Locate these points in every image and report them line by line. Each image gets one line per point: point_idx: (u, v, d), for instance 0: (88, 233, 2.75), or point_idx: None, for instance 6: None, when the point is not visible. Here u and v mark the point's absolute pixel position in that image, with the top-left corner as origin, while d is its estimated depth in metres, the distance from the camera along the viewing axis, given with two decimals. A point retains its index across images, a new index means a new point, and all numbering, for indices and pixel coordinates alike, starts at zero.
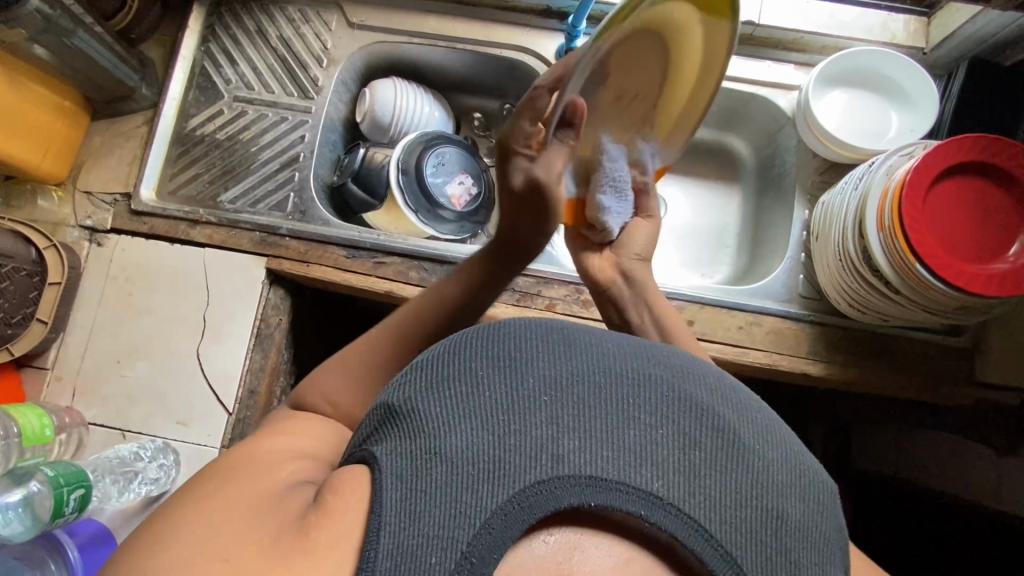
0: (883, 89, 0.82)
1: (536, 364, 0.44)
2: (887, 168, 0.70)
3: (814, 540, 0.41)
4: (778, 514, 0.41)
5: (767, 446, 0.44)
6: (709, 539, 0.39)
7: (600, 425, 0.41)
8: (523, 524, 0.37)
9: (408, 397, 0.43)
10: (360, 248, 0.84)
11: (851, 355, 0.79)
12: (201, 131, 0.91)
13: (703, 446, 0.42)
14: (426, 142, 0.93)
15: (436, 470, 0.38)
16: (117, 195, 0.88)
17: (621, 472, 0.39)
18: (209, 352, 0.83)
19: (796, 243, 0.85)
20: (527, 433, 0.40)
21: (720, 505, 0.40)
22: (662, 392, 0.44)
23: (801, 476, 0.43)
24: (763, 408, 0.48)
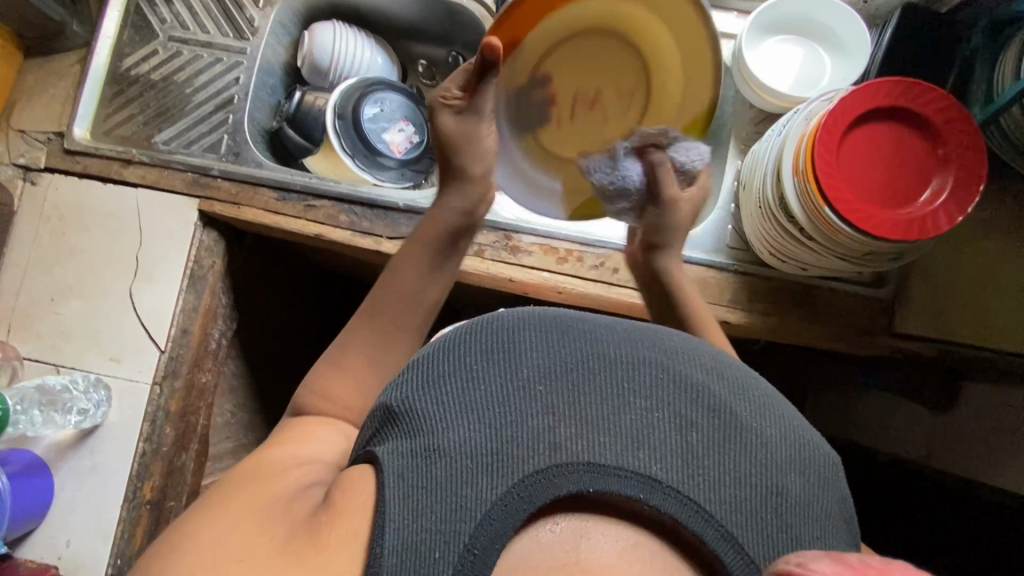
0: (820, 36, 0.81)
1: (529, 355, 0.46)
2: (806, 114, 0.70)
3: (816, 516, 0.43)
4: (779, 491, 0.43)
5: (765, 423, 0.46)
6: (711, 521, 0.40)
7: (596, 412, 0.44)
8: (522, 514, 0.39)
9: (406, 397, 0.46)
10: (290, 190, 0.84)
11: (772, 304, 0.80)
12: (136, 72, 0.90)
13: (701, 428, 0.44)
14: (364, 87, 0.92)
15: (436, 465, 0.41)
16: (50, 133, 0.87)
17: (619, 457, 0.41)
18: (141, 291, 0.84)
19: (728, 194, 0.85)
20: (523, 423, 0.42)
21: (719, 484, 0.42)
22: (657, 376, 0.46)
23: (800, 452, 0.46)
24: (762, 386, 0.50)
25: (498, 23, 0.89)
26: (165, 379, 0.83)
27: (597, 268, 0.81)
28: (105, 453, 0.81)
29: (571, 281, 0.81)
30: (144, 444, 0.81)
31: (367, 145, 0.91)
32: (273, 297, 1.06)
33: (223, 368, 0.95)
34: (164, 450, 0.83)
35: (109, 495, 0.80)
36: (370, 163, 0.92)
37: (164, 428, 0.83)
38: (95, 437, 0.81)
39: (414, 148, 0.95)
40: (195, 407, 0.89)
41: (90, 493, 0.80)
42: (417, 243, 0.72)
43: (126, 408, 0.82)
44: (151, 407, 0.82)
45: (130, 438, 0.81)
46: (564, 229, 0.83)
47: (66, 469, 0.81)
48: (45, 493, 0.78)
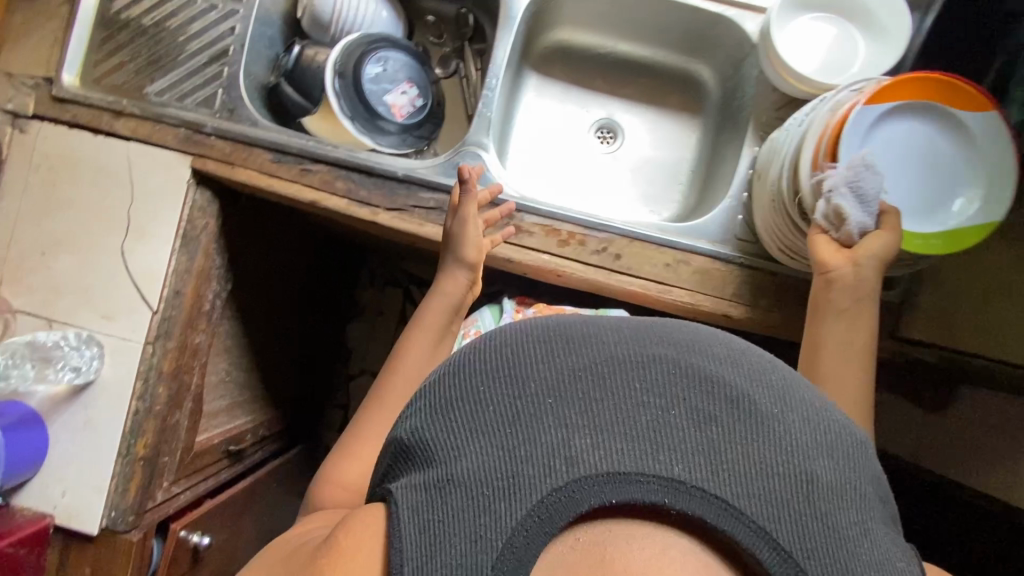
0: (855, 18, 0.76)
1: (536, 366, 0.42)
2: (833, 105, 0.66)
3: (852, 499, 0.39)
4: (808, 476, 0.38)
5: (786, 408, 0.41)
6: (740, 517, 0.37)
7: (611, 418, 0.40)
8: (546, 536, 0.37)
9: (417, 428, 0.44)
10: (287, 153, 0.81)
11: (777, 300, 0.78)
12: (127, 15, 0.85)
13: (720, 422, 0.40)
14: (367, 44, 0.87)
15: (454, 495, 0.39)
16: (39, 78, 0.84)
17: (637, 464, 0.38)
18: (132, 249, 0.82)
19: (739, 183, 0.81)
20: (536, 440, 0.39)
21: (745, 479, 0.38)
22: (669, 371, 0.41)
23: (827, 434, 0.40)
24: (778, 363, 0.45)
25: None
26: (157, 340, 0.82)
27: (600, 253, 0.79)
28: (98, 409, 0.82)
29: (571, 265, 0.79)
30: (136, 403, 0.82)
31: (371, 107, 0.87)
32: (268, 256, 1.05)
33: (216, 329, 0.94)
34: (157, 409, 0.84)
35: (103, 451, 0.81)
36: (371, 127, 0.88)
37: (156, 387, 0.83)
38: (88, 394, 0.81)
39: (417, 113, 0.91)
40: (188, 367, 0.88)
41: (84, 447, 0.82)
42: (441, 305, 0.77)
43: (119, 366, 0.82)
44: (143, 367, 0.82)
45: (122, 395, 0.82)
46: (567, 210, 0.80)
47: (60, 422, 0.81)
48: (40, 444, 0.79)
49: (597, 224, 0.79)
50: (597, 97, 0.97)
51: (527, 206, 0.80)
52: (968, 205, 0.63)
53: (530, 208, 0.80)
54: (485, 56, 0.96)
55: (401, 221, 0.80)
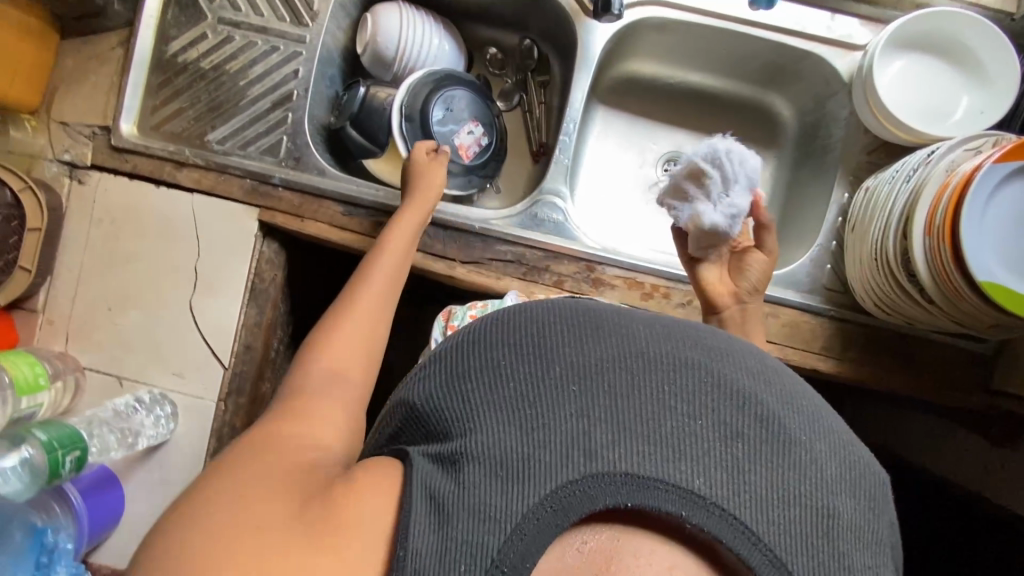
0: (958, 60, 0.72)
1: (565, 353, 0.42)
2: (947, 163, 0.63)
3: (869, 542, 0.38)
4: (829, 511, 0.37)
5: (814, 437, 0.41)
6: (757, 543, 0.36)
7: (635, 417, 0.39)
8: (556, 530, 0.35)
9: (433, 395, 0.43)
10: (359, 206, 0.79)
11: (866, 354, 0.77)
12: (184, 58, 0.81)
13: (746, 438, 0.39)
14: (433, 82, 0.83)
15: (466, 467, 0.37)
16: (95, 127, 0.81)
17: (656, 468, 0.37)
18: (201, 305, 0.80)
19: (827, 231, 0.78)
20: (556, 426, 0.38)
21: (766, 503, 0.37)
22: (699, 377, 0.41)
23: (852, 470, 0.40)
24: (809, 394, 0.45)
25: (591, 20, 0.79)
26: (230, 396, 0.81)
27: (684, 306, 0.77)
28: (172, 467, 0.80)
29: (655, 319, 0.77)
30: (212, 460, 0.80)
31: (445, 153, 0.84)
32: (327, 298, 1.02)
33: (280, 376, 0.92)
34: None
35: None
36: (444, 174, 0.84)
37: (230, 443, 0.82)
38: (162, 453, 0.80)
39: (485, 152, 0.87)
40: None
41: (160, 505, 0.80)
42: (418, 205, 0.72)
43: (192, 423, 0.80)
44: (217, 424, 0.80)
45: (196, 453, 0.80)
46: (649, 262, 0.77)
47: (135, 482, 0.80)
48: (119, 504, 0.78)
49: (681, 277, 0.77)
50: (666, 129, 0.93)
51: (608, 257, 0.77)
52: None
53: (611, 260, 0.77)
54: (549, 88, 0.92)
55: (478, 275, 0.77)
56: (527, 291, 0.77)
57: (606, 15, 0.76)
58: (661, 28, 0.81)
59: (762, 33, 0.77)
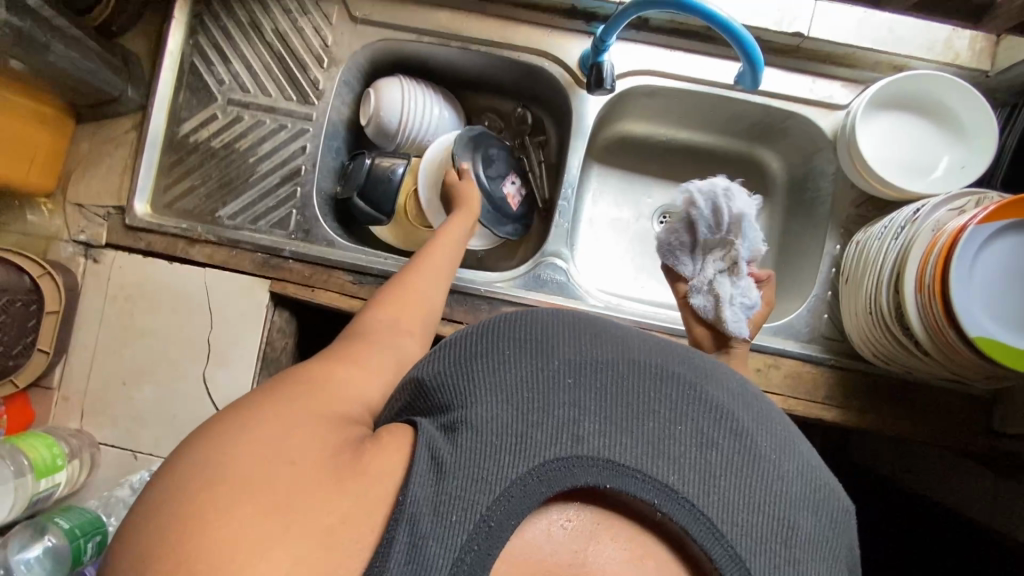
0: (936, 118, 0.76)
1: (564, 353, 0.47)
2: (933, 222, 0.66)
3: (822, 555, 0.43)
4: (790, 524, 0.42)
5: (783, 457, 0.46)
6: (719, 539, 0.40)
7: (621, 413, 0.44)
8: (539, 497, 0.39)
9: (439, 374, 0.47)
10: (367, 274, 0.81)
11: (868, 401, 0.78)
12: (195, 138, 0.84)
13: (720, 447, 0.44)
14: (473, 141, 0.84)
15: (463, 434, 0.41)
16: (110, 208, 0.83)
17: (637, 460, 0.42)
18: (215, 377, 0.82)
19: (822, 281, 0.81)
20: (549, 412, 0.42)
21: (730, 504, 0.42)
22: (683, 389, 0.47)
23: (816, 491, 0.45)
24: (783, 421, 0.50)
25: (584, 90, 0.83)
26: None
27: None
28: None
29: None
30: None
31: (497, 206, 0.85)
32: None
33: None
34: None
35: None
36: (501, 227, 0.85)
37: None
38: None
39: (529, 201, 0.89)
40: None
41: None
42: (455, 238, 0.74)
43: None
44: None
45: None
46: (651, 319, 0.80)
47: None
48: None
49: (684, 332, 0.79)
50: (660, 183, 0.96)
51: (612, 316, 0.80)
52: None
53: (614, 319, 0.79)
54: (546, 149, 0.95)
55: None
56: None
57: (600, 90, 0.77)
58: (652, 94, 0.85)
59: (749, 97, 0.81)
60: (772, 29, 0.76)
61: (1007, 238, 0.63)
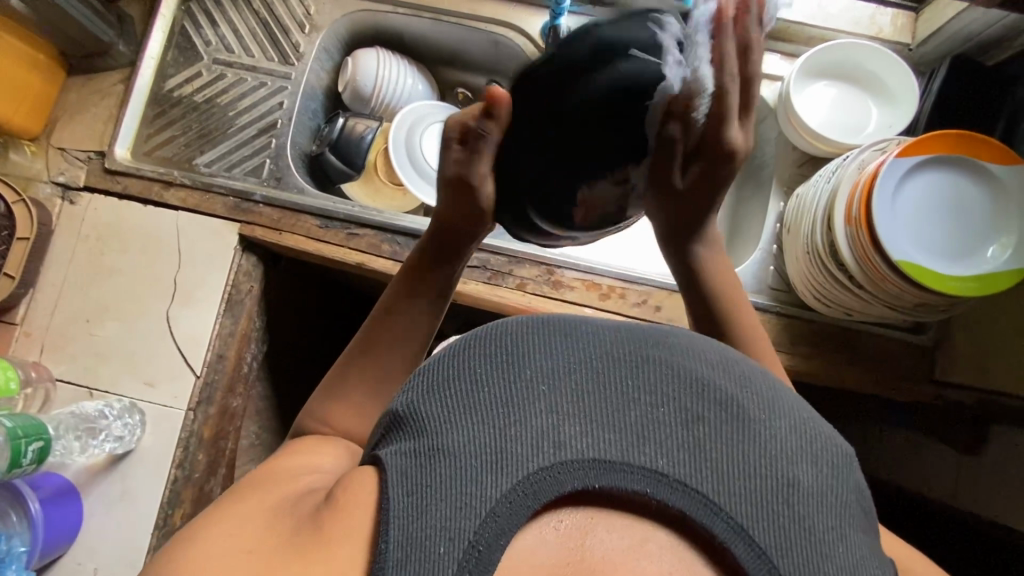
0: (864, 84, 0.82)
1: (533, 356, 0.42)
2: (859, 162, 0.71)
3: (830, 505, 0.38)
4: (790, 481, 0.38)
5: (775, 415, 0.41)
6: (720, 514, 0.36)
7: (602, 409, 0.40)
8: (527, 511, 0.36)
9: (412, 400, 0.42)
10: (333, 219, 0.84)
11: (815, 348, 0.81)
12: (179, 93, 0.90)
13: (708, 420, 0.39)
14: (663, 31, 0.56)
15: (439, 464, 0.37)
16: (91, 153, 0.87)
17: (623, 454, 0.38)
18: (179, 314, 0.83)
19: (769, 236, 0.85)
20: (525, 421, 0.39)
21: (725, 476, 0.37)
22: (661, 370, 0.42)
23: (812, 440, 0.41)
24: (771, 378, 0.45)
25: None
26: (199, 405, 0.82)
27: (640, 305, 0.82)
28: (135, 479, 0.79)
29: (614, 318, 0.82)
30: (176, 471, 0.80)
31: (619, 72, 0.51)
32: (307, 323, 1.05)
33: (253, 392, 0.93)
34: (195, 477, 0.82)
35: (139, 522, 0.78)
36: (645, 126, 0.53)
37: (196, 454, 0.82)
38: (127, 463, 0.80)
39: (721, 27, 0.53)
40: (226, 432, 0.87)
41: (119, 519, 0.79)
42: (406, 274, 0.66)
43: (160, 433, 0.80)
44: (184, 434, 0.80)
45: (162, 463, 0.80)
46: (605, 266, 0.83)
47: (97, 494, 0.79)
48: (75, 519, 0.77)
49: (637, 278, 0.82)
50: None
51: (568, 262, 0.83)
52: (1002, 252, 0.66)
53: (569, 264, 0.83)
54: None
55: None
56: (493, 294, 0.82)
57: None
58: None
59: None
60: None
61: (924, 173, 0.67)
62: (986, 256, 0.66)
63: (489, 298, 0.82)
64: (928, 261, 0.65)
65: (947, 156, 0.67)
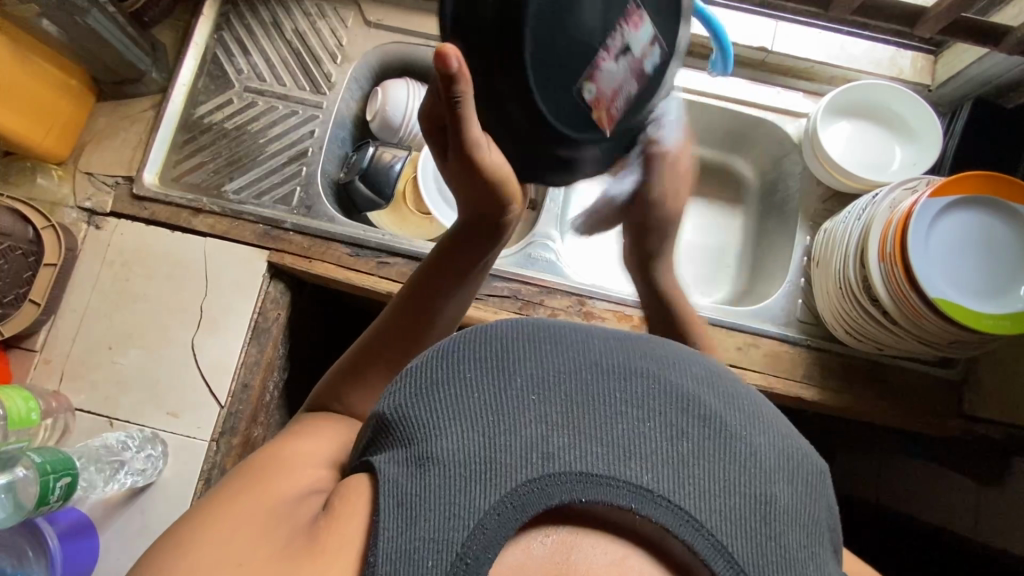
0: (889, 123, 0.85)
1: (523, 364, 0.41)
2: (891, 201, 0.72)
3: (804, 524, 0.38)
4: (767, 499, 0.37)
5: (755, 431, 0.40)
6: (701, 530, 0.36)
7: (589, 421, 0.38)
8: (515, 524, 0.35)
9: (400, 404, 0.40)
10: (365, 247, 0.84)
11: (844, 382, 0.81)
12: (210, 119, 0.91)
13: (692, 437, 0.39)
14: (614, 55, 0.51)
15: (429, 475, 0.36)
16: (119, 178, 0.86)
17: (610, 468, 0.36)
18: (204, 342, 0.82)
19: (796, 268, 0.87)
20: (515, 433, 0.37)
21: (710, 492, 0.37)
22: (650, 384, 0.40)
23: (790, 459, 0.40)
24: (751, 393, 0.44)
25: None
26: (223, 436, 0.80)
27: None
28: (155, 513, 0.77)
29: None
30: None
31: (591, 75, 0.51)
32: (327, 350, 1.03)
33: (274, 421, 0.91)
34: None
35: None
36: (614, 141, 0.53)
37: None
38: (146, 497, 0.77)
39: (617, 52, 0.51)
40: None
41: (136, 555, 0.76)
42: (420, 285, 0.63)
43: (182, 466, 0.78)
44: (207, 466, 0.78)
45: (183, 497, 0.77)
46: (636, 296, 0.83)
47: (114, 529, 0.76)
48: (91, 556, 0.74)
49: None
50: None
51: (598, 292, 0.83)
52: None
53: (601, 295, 0.83)
54: None
55: (475, 310, 0.82)
56: None
57: None
58: None
59: (724, 104, 0.90)
60: (740, 44, 0.87)
61: (958, 214, 0.69)
62: (1020, 293, 0.68)
63: None
64: (965, 300, 0.67)
65: (977, 196, 0.69)
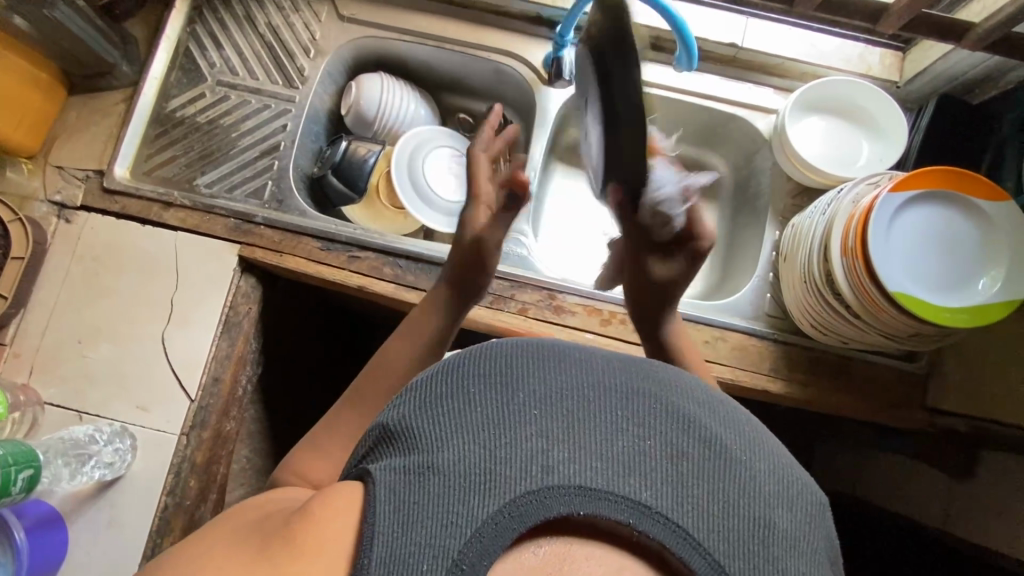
0: (856, 120, 0.85)
1: (526, 380, 0.41)
2: (853, 196, 0.72)
3: (804, 551, 0.38)
4: (764, 522, 0.37)
5: (755, 456, 0.41)
6: (699, 548, 0.36)
7: (591, 437, 0.39)
8: (513, 534, 0.35)
9: (404, 415, 0.41)
10: (336, 241, 0.84)
11: (811, 376, 0.82)
12: (182, 113, 0.91)
13: (691, 457, 0.39)
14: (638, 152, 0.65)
15: (430, 482, 0.36)
16: (90, 171, 0.86)
17: (610, 483, 0.37)
18: (174, 336, 0.82)
19: (764, 264, 0.87)
20: (516, 445, 0.38)
21: (708, 512, 0.37)
22: (649, 403, 0.41)
23: (789, 486, 0.40)
24: (751, 419, 0.45)
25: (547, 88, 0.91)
26: (193, 430, 0.80)
27: None
28: (125, 506, 0.77)
29: (614, 344, 0.82)
30: (167, 498, 0.78)
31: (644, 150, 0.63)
32: (303, 345, 1.04)
33: (246, 415, 0.91)
34: (186, 504, 0.80)
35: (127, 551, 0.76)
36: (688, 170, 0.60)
37: (188, 480, 0.79)
38: (115, 490, 0.77)
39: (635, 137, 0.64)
40: (220, 456, 0.85)
41: (105, 548, 0.76)
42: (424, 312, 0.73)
43: (151, 459, 0.78)
44: (177, 459, 0.79)
45: (152, 491, 0.77)
46: (605, 291, 0.84)
47: (83, 522, 0.77)
48: (59, 549, 0.74)
49: None
50: None
51: (569, 287, 0.83)
52: (992, 284, 0.69)
53: (570, 289, 0.83)
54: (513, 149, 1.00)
55: None
56: (493, 317, 0.82)
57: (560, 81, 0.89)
58: None
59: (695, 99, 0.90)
60: (711, 39, 0.87)
61: (920, 208, 0.70)
62: (977, 287, 0.69)
63: (492, 322, 0.82)
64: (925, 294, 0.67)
65: (938, 190, 0.69)
